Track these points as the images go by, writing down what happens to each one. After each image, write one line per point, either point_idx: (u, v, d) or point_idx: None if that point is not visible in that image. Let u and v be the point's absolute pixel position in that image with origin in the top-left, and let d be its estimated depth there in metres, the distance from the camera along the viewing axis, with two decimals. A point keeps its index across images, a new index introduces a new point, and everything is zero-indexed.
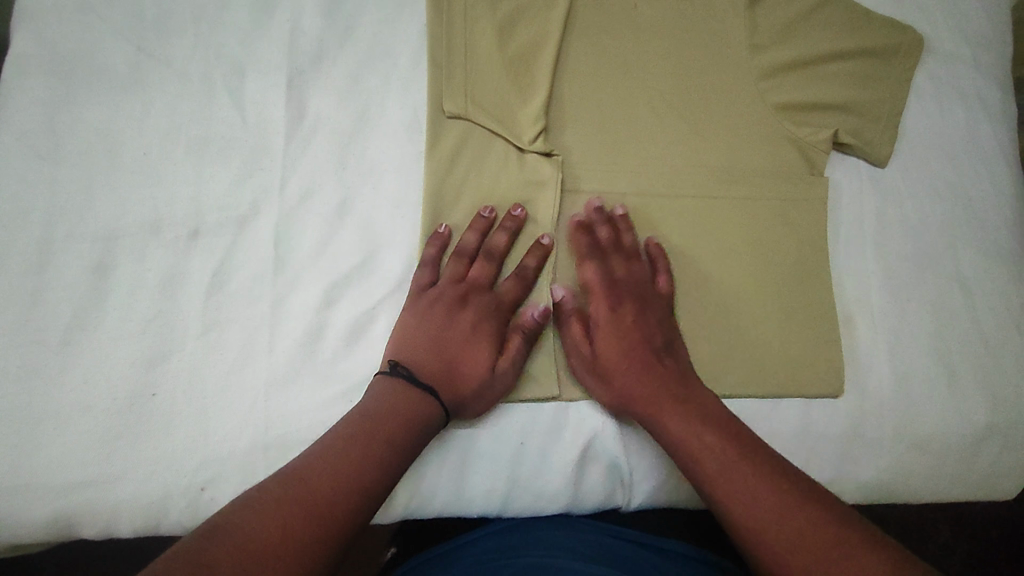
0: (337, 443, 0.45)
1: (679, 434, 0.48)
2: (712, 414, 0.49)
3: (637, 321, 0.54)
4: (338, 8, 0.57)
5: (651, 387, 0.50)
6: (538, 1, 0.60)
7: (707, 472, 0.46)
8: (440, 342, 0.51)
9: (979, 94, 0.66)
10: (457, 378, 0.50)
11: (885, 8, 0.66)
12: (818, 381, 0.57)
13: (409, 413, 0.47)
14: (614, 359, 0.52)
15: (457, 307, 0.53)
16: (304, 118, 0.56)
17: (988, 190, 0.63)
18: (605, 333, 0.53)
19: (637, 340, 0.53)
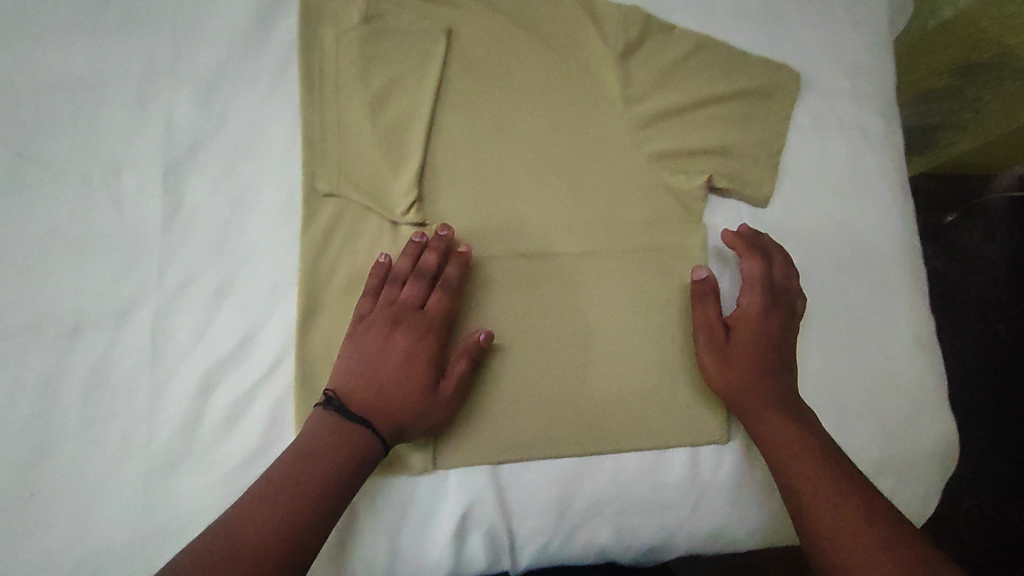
0: (250, 508, 0.47)
1: (778, 434, 0.54)
2: (803, 417, 0.55)
3: (773, 335, 0.58)
4: (211, 96, 0.59)
5: (758, 374, 0.57)
6: (410, 71, 0.61)
7: (795, 477, 0.52)
8: (375, 366, 0.53)
9: (861, 126, 0.67)
10: (388, 409, 0.52)
11: (763, 47, 0.66)
12: (695, 433, 0.58)
13: (340, 449, 0.50)
14: (732, 360, 0.57)
15: (394, 330, 0.55)
16: (182, 207, 0.58)
17: (874, 222, 0.65)
18: (766, 325, 0.58)
19: (767, 352, 0.58)
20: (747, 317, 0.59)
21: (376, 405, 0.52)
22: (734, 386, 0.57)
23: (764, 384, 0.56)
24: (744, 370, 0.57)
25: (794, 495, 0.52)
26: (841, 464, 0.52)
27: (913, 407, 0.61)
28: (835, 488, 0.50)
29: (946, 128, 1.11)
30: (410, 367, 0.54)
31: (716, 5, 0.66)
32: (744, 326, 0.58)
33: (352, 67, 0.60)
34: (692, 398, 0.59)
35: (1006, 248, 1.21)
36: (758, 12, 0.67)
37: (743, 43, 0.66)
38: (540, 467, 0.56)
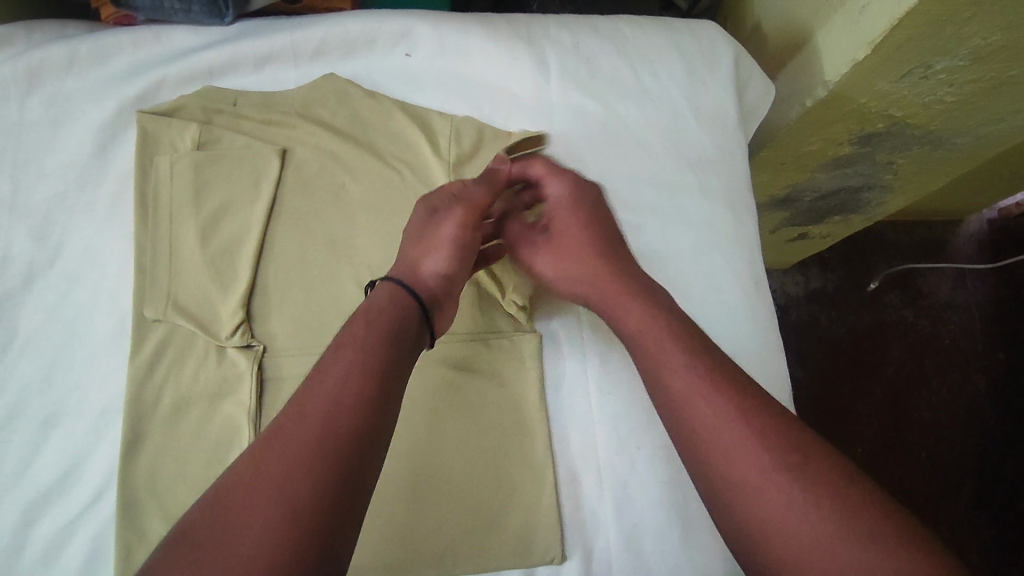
0: (246, 467, 0.41)
1: (709, 420, 0.46)
2: (731, 373, 0.48)
3: (590, 224, 0.61)
4: (49, 229, 0.61)
5: (597, 270, 0.58)
6: (243, 193, 0.62)
7: (735, 471, 0.44)
8: (417, 237, 0.57)
9: (707, 221, 0.66)
10: (424, 257, 0.56)
11: (603, 147, 0.67)
12: (519, 555, 0.56)
13: (371, 310, 0.50)
14: (621, 320, 0.54)
15: (425, 198, 0.59)
16: (15, 339, 0.59)
17: (722, 320, 0.64)
18: (572, 226, 0.61)
19: (600, 244, 0.60)
20: (562, 217, 0.62)
21: (376, 316, 0.49)
22: (593, 262, 0.59)
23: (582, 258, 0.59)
24: (583, 264, 0.59)
25: (729, 493, 0.44)
26: (775, 432, 0.44)
27: None
28: (788, 474, 0.42)
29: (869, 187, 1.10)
30: (425, 219, 0.58)
31: (555, 108, 0.67)
32: (562, 240, 0.61)
33: (186, 193, 0.62)
34: (513, 519, 0.57)
35: (977, 294, 1.32)
36: (598, 112, 0.67)
37: (583, 145, 0.67)
38: None
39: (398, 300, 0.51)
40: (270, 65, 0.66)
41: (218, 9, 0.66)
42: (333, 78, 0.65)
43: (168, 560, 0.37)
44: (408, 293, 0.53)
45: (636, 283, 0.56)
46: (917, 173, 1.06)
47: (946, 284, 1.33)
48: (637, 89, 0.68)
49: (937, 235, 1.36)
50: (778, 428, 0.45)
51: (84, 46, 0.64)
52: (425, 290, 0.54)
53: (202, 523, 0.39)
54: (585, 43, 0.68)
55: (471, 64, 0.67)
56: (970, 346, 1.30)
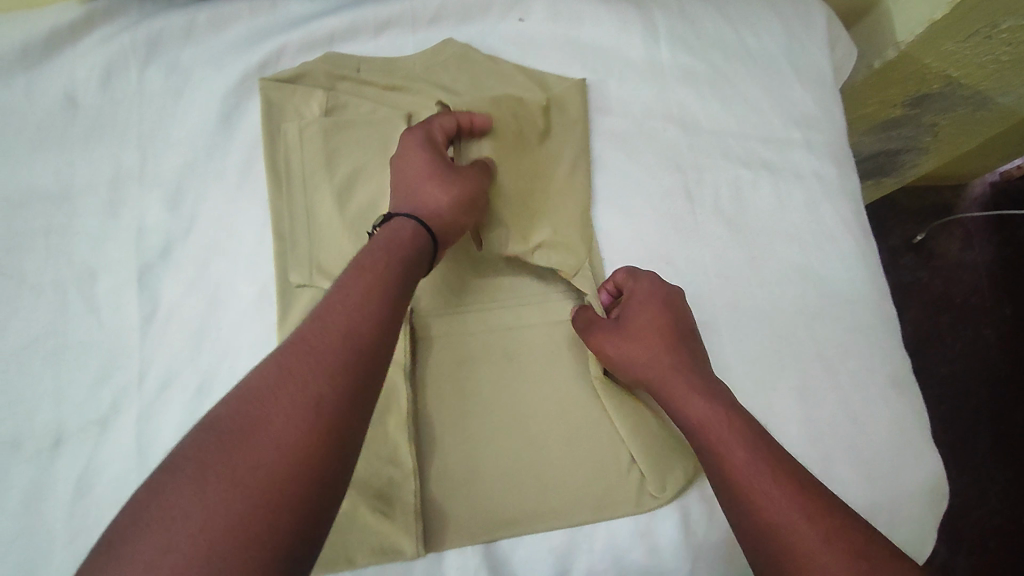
0: (267, 374, 0.41)
1: (694, 414, 0.54)
2: (723, 396, 0.55)
3: (665, 314, 0.58)
4: (181, 199, 0.61)
5: (670, 370, 0.57)
6: (373, 158, 0.63)
7: (730, 462, 0.50)
8: (424, 179, 0.57)
9: (818, 174, 0.69)
10: (430, 192, 0.56)
11: (714, 106, 0.69)
12: (657, 486, 0.57)
13: (388, 241, 0.52)
14: (681, 409, 0.55)
15: (413, 135, 0.59)
16: (158, 310, 0.58)
17: (839, 268, 0.67)
18: (644, 311, 0.58)
19: (670, 332, 0.58)
20: (634, 307, 0.59)
21: (394, 244, 0.52)
22: (671, 386, 0.56)
23: (660, 368, 0.57)
24: (657, 363, 0.57)
25: (730, 481, 0.50)
26: (759, 437, 0.51)
27: (896, 448, 0.62)
28: (771, 467, 0.49)
29: (908, 151, 1.15)
30: (422, 160, 0.58)
31: (666, 68, 0.69)
32: (633, 329, 0.58)
33: (317, 160, 0.63)
34: (645, 444, 0.58)
35: (986, 254, 1.34)
36: (707, 72, 0.69)
37: (694, 104, 0.69)
38: (536, 540, 0.56)
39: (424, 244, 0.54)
40: (388, 32, 0.67)
41: None
42: (452, 43, 0.67)
43: (199, 448, 0.38)
44: (418, 228, 0.54)
45: (709, 382, 0.55)
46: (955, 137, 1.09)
47: (956, 245, 1.35)
48: (741, 52, 0.71)
49: (945, 199, 1.37)
50: (778, 454, 0.50)
51: (202, 15, 0.64)
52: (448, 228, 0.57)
53: (222, 427, 0.38)
54: (688, 7, 0.71)
55: (582, 29, 0.69)
56: (980, 303, 1.32)
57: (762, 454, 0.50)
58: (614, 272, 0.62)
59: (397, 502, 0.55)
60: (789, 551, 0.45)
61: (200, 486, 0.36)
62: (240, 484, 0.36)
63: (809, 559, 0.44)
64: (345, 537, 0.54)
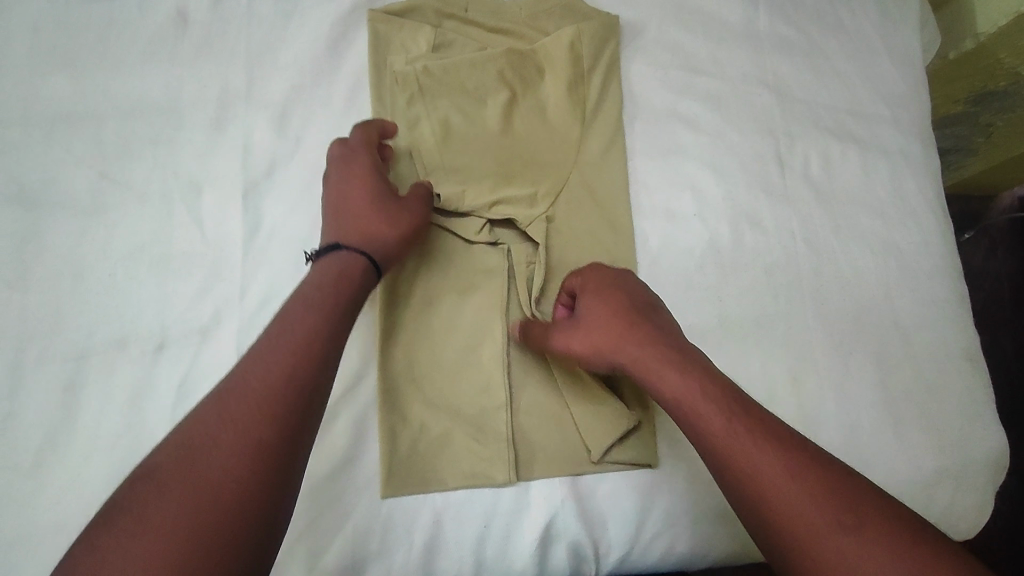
0: (207, 414, 0.43)
1: (666, 387, 0.50)
2: (693, 361, 0.51)
3: (619, 293, 0.55)
4: (287, 120, 0.61)
5: (637, 345, 0.52)
6: (473, 95, 0.63)
7: (710, 434, 0.47)
8: (367, 203, 0.55)
9: (903, 151, 0.70)
10: (367, 221, 0.54)
11: (807, 75, 0.70)
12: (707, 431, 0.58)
13: (321, 277, 0.51)
14: (654, 380, 0.51)
15: (355, 156, 0.57)
16: (261, 227, 0.59)
17: (919, 241, 0.68)
18: (600, 293, 0.55)
19: (629, 307, 0.54)
20: (589, 293, 0.56)
21: (333, 279, 0.51)
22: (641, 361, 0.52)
23: (626, 341, 0.53)
24: (621, 336, 0.53)
25: (712, 455, 0.47)
26: (736, 404, 0.48)
27: (966, 416, 0.64)
28: (753, 435, 0.46)
29: (953, 150, 1.10)
30: (363, 185, 0.55)
31: (762, 35, 0.70)
32: (590, 317, 0.54)
33: (418, 93, 0.62)
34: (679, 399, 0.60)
35: (1008, 265, 1.17)
36: (802, 41, 0.71)
37: (789, 72, 0.70)
38: (618, 477, 0.57)
39: (362, 276, 0.52)
40: None
41: None
42: None
43: (136, 496, 0.40)
44: (355, 263, 0.52)
45: (674, 355, 0.52)
46: (1002, 152, 1.03)
47: (977, 255, 1.19)
48: (835, 25, 0.72)
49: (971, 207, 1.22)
50: (759, 419, 0.47)
51: None
52: (388, 256, 0.55)
53: (164, 468, 0.41)
54: None
55: None
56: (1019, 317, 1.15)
57: (740, 423, 0.47)
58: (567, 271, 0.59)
59: (492, 428, 0.57)
60: (781, 523, 0.43)
61: (140, 532, 0.38)
62: (185, 530, 0.38)
63: (804, 524, 0.42)
64: (436, 460, 0.56)
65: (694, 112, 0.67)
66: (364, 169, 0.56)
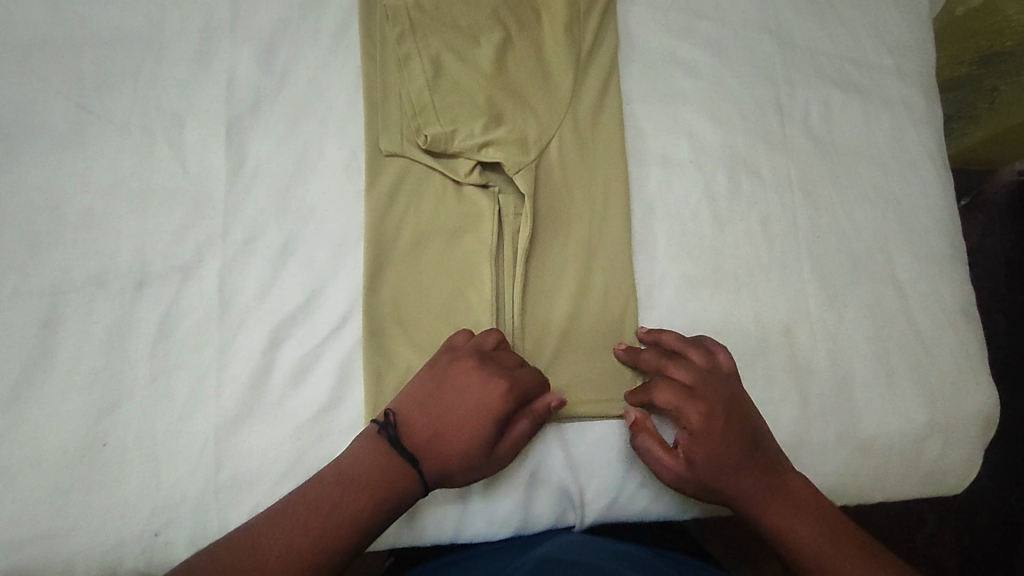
0: (257, 528, 0.45)
1: (773, 521, 0.51)
2: (791, 486, 0.52)
3: (731, 431, 0.52)
4: (273, 54, 0.59)
5: (743, 479, 0.52)
6: (466, 32, 0.61)
7: (828, 563, 0.49)
8: (455, 397, 0.50)
9: (906, 102, 0.69)
10: (443, 427, 0.49)
11: (809, 23, 0.68)
12: None
13: (371, 492, 0.47)
14: (766, 519, 0.51)
15: (493, 370, 0.51)
16: (245, 164, 0.57)
17: (917, 194, 0.67)
18: (711, 433, 0.52)
19: (742, 446, 0.51)
20: (700, 438, 0.52)
21: (380, 491, 0.47)
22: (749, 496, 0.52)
23: (734, 472, 0.51)
24: (726, 469, 0.51)
25: None
26: (832, 526, 0.51)
27: (960, 371, 0.63)
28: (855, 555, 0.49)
29: (956, 117, 1.07)
30: (481, 410, 0.49)
31: None
32: (706, 470, 0.52)
33: (409, 28, 0.60)
34: None
35: (1006, 241, 1.16)
36: None
37: (792, 19, 0.68)
38: (604, 426, 0.56)
39: (384, 473, 0.48)
40: None
41: None
42: None
43: None
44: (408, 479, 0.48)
45: (785, 494, 0.52)
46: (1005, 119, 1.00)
47: (975, 228, 1.17)
48: None
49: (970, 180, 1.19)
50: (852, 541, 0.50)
51: None
52: (427, 463, 0.49)
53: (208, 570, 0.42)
54: None
55: None
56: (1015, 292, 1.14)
57: (843, 546, 0.49)
58: (657, 392, 0.54)
59: None
60: None
61: None
62: None
63: None
64: None
65: (694, 55, 0.66)
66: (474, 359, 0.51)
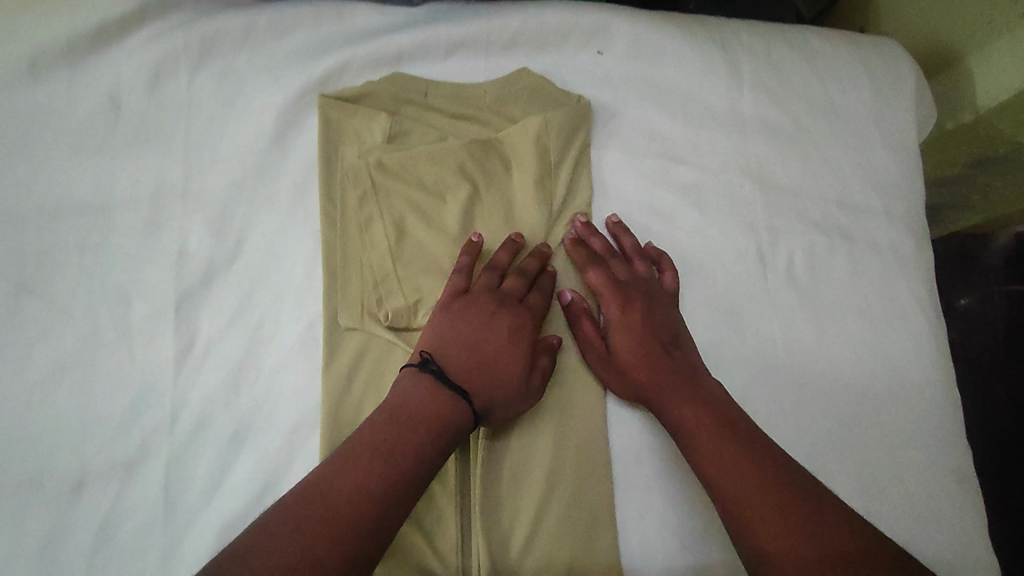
0: (312, 483, 0.41)
1: (671, 408, 0.51)
2: (703, 381, 0.52)
3: (647, 320, 0.55)
4: (227, 223, 0.56)
5: (648, 375, 0.53)
6: (431, 192, 0.58)
7: (700, 445, 0.48)
8: (480, 327, 0.52)
9: (895, 247, 0.66)
10: (477, 350, 0.51)
11: (793, 164, 0.65)
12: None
13: (437, 422, 0.46)
14: (665, 406, 0.51)
15: (507, 305, 0.54)
16: (196, 344, 0.54)
17: (909, 347, 0.64)
18: (627, 317, 0.56)
19: (655, 343, 0.54)
20: (615, 322, 0.56)
21: (437, 425, 0.46)
22: (640, 361, 0.54)
23: (645, 347, 0.54)
24: (637, 360, 0.54)
25: (701, 468, 0.47)
26: (750, 438, 0.47)
27: (964, 548, 0.58)
28: (736, 443, 0.47)
29: None
30: (514, 338, 0.53)
31: (747, 120, 0.65)
32: (625, 359, 0.54)
33: (372, 191, 0.57)
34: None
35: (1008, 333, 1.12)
36: (790, 127, 0.66)
37: (775, 162, 0.65)
38: None
39: (439, 399, 0.47)
40: (460, 54, 0.61)
41: None
42: (526, 72, 0.61)
43: (255, 549, 0.37)
44: (470, 409, 0.48)
45: (695, 387, 0.51)
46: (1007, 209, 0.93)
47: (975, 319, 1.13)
48: (827, 106, 0.66)
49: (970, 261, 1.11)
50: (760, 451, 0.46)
51: (264, 16, 0.58)
52: (478, 399, 0.49)
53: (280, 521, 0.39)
54: (776, 52, 0.67)
55: (664, 67, 0.65)
56: None
57: (736, 441, 0.47)
58: (585, 279, 0.58)
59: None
60: (764, 534, 0.42)
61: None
62: None
63: (794, 524, 0.42)
64: None
65: (673, 203, 0.63)
66: (487, 285, 0.55)
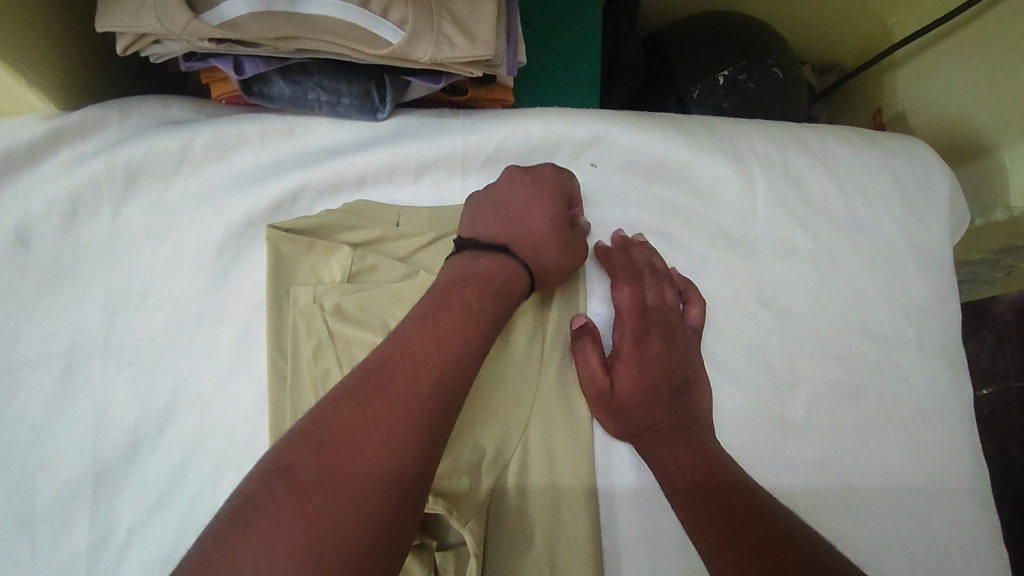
0: (393, 345, 0.40)
1: (664, 454, 0.48)
2: (705, 438, 0.49)
3: (660, 358, 0.52)
4: (156, 380, 0.48)
5: (651, 419, 0.50)
6: None
7: (683, 489, 0.46)
8: (517, 205, 0.50)
9: (931, 381, 0.57)
10: (516, 226, 0.50)
11: (813, 287, 0.57)
12: None
13: (480, 285, 0.45)
14: (659, 450, 0.48)
15: (535, 171, 0.52)
16: (113, 532, 0.45)
17: (956, 501, 0.55)
18: (641, 353, 0.52)
19: (666, 386, 0.51)
20: (628, 355, 0.51)
21: (490, 284, 0.46)
22: (644, 390, 0.50)
23: (650, 390, 0.50)
24: (637, 399, 0.50)
25: (683, 508, 0.45)
26: (741, 488, 0.45)
27: None
28: (725, 488, 0.45)
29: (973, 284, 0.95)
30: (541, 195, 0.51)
31: (759, 239, 0.57)
32: (627, 398, 0.50)
33: (330, 342, 0.47)
34: None
35: None
36: (809, 245, 0.58)
37: (792, 285, 0.57)
38: None
39: (486, 267, 0.47)
40: (432, 174, 0.53)
41: (371, 101, 0.52)
42: None
43: (333, 414, 0.36)
44: (524, 266, 0.48)
45: (694, 437, 0.48)
46: None
47: None
48: (848, 219, 0.59)
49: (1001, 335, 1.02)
50: (747, 499, 0.44)
51: (201, 137, 0.50)
52: (519, 252, 0.48)
53: (357, 386, 0.37)
54: (791, 158, 0.59)
55: (663, 180, 0.57)
56: None
57: (721, 484, 0.45)
58: (615, 295, 0.54)
59: None
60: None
61: (335, 433, 0.35)
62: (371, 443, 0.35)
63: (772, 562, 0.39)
64: None
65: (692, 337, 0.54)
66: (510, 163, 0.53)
